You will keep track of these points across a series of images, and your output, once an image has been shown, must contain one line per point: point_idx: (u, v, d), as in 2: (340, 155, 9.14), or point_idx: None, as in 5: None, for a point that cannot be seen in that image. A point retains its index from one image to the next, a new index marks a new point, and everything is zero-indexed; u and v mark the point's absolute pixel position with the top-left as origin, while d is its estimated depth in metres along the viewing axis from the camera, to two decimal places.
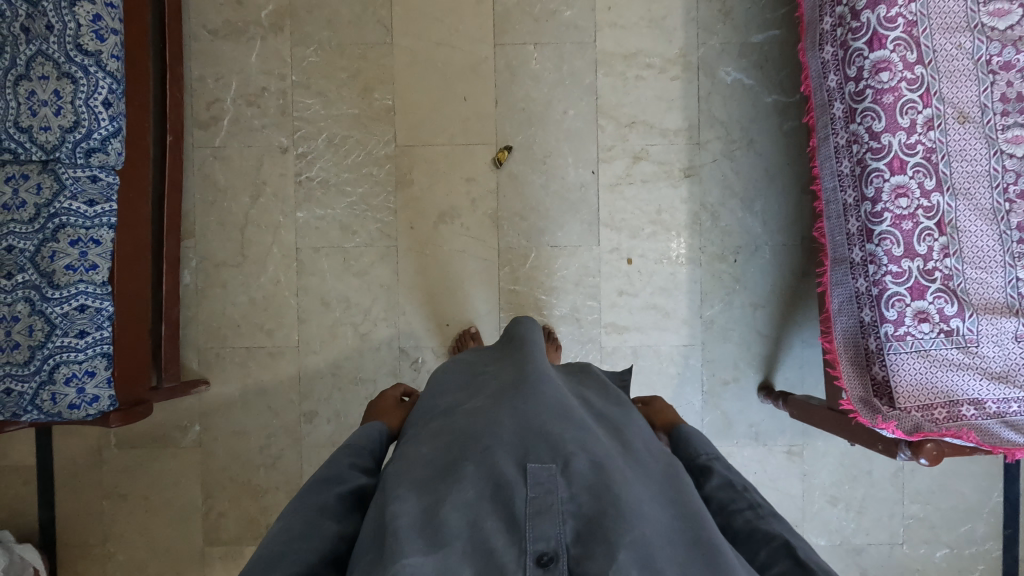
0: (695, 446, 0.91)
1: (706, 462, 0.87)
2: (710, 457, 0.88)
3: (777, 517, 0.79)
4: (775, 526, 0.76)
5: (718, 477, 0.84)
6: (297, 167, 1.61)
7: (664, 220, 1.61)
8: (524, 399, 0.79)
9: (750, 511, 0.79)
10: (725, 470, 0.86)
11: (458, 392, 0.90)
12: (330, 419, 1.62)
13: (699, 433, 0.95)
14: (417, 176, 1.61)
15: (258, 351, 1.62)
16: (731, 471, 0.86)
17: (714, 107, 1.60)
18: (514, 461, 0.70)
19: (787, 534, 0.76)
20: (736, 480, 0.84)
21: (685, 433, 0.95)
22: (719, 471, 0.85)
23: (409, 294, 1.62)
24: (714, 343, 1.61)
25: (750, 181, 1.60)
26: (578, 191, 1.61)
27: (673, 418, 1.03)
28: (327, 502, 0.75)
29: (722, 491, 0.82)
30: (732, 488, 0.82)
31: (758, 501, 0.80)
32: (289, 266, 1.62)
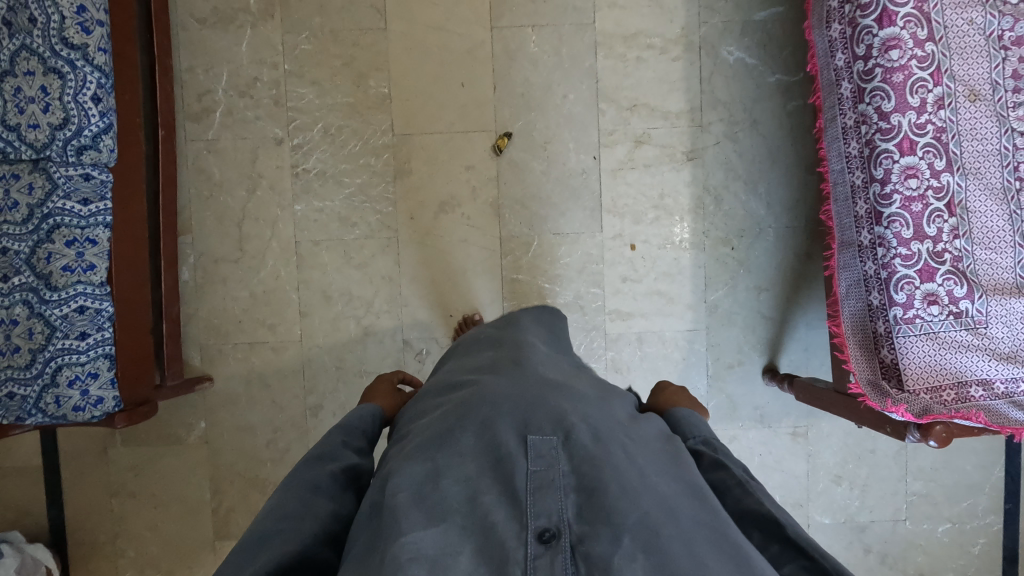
0: (688, 430, 0.89)
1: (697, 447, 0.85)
2: (701, 442, 0.86)
3: (770, 498, 0.77)
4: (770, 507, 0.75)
5: (709, 462, 0.82)
6: (293, 158, 1.58)
7: (666, 204, 1.59)
8: (524, 377, 0.80)
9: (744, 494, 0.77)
10: (716, 452, 0.84)
11: (459, 368, 0.91)
12: (336, 412, 1.62)
13: (695, 419, 0.92)
14: (416, 165, 1.59)
15: (261, 346, 1.61)
16: (722, 452, 0.83)
17: (717, 88, 1.57)
18: (515, 433, 0.70)
19: (783, 514, 0.75)
20: (726, 461, 0.82)
21: (675, 418, 0.93)
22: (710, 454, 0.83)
23: (411, 286, 1.60)
24: (718, 328, 1.61)
25: (754, 164, 1.58)
26: (579, 177, 1.58)
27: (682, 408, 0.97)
28: (321, 480, 0.74)
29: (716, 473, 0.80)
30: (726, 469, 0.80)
31: (752, 483, 0.79)
32: (288, 260, 1.60)
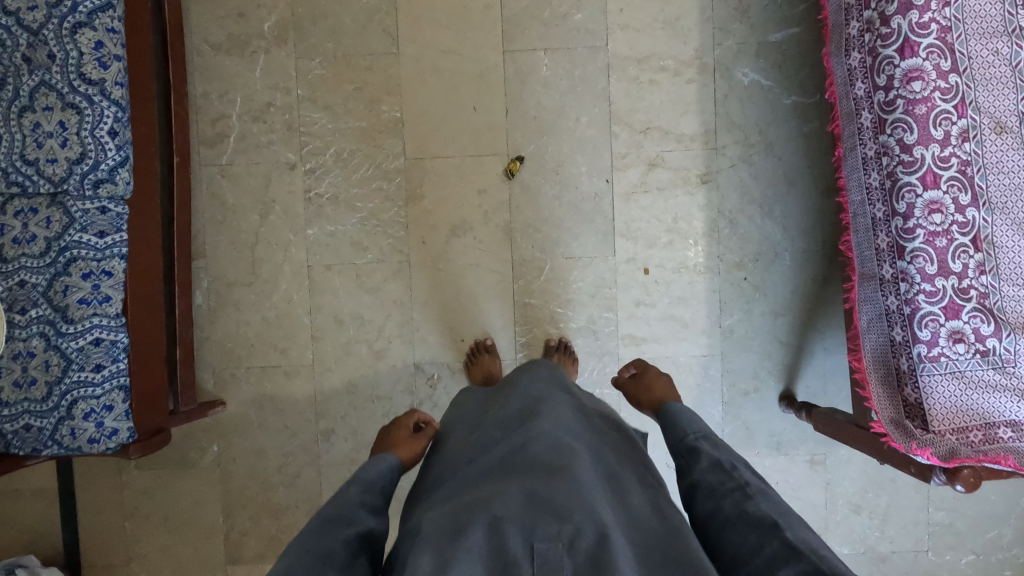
0: (685, 425, 0.97)
1: (693, 445, 0.92)
2: (695, 438, 0.93)
3: (769, 493, 0.81)
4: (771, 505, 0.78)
5: (705, 459, 0.88)
6: (306, 183, 1.59)
7: (680, 228, 1.57)
8: (534, 471, 0.78)
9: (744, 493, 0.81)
10: (711, 448, 0.90)
11: (468, 447, 0.89)
12: (348, 437, 1.62)
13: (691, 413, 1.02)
14: (428, 189, 1.58)
15: (273, 370, 1.61)
16: (717, 450, 0.90)
17: (732, 110, 1.55)
18: (523, 540, 0.68)
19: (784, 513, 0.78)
20: (722, 459, 0.88)
21: (672, 416, 1.02)
22: (705, 451, 0.90)
23: (423, 310, 1.60)
24: (733, 353, 1.59)
25: (769, 187, 1.56)
26: (592, 201, 1.57)
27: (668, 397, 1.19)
28: (333, 547, 0.73)
29: (715, 474, 0.86)
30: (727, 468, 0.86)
31: (750, 482, 0.82)
32: (300, 284, 1.60)
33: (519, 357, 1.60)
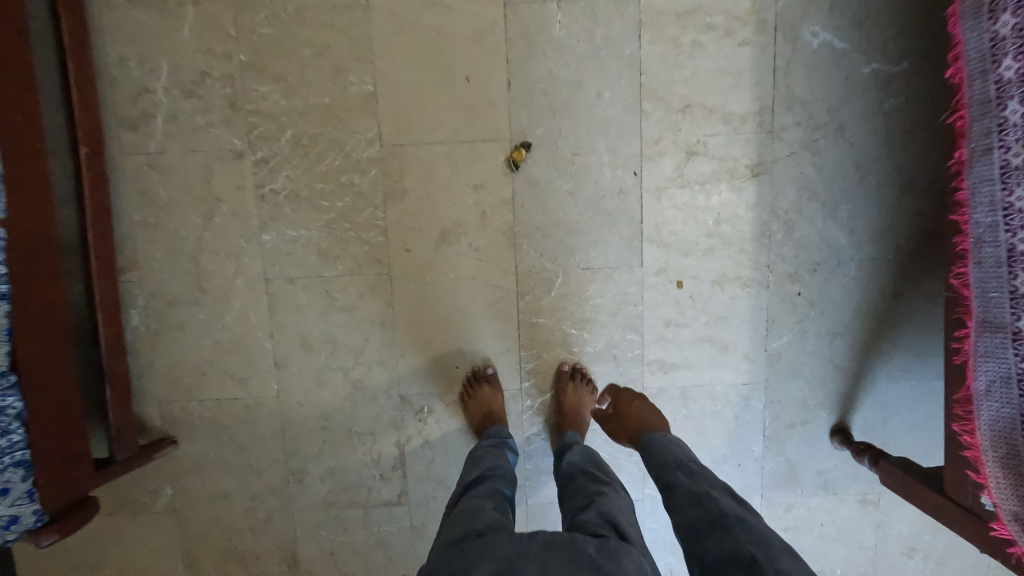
0: (666, 455, 1.06)
1: (675, 484, 1.00)
2: (677, 472, 1.01)
3: (739, 512, 0.91)
4: (740, 523, 0.88)
5: (683, 497, 0.96)
6: (257, 177, 1.27)
7: (723, 232, 1.28)
8: None
9: (726, 531, 0.88)
10: (688, 483, 0.98)
11: None
12: (325, 478, 1.38)
13: (670, 442, 1.10)
14: (411, 184, 1.27)
15: (231, 403, 1.35)
16: (696, 484, 0.97)
17: (795, 82, 1.22)
18: None
19: (770, 551, 0.84)
20: (702, 494, 0.95)
21: (651, 450, 1.10)
22: (685, 488, 0.98)
23: (409, 332, 1.32)
24: (780, 380, 1.34)
25: (836, 181, 1.25)
26: (615, 198, 1.26)
27: (647, 423, 1.19)
28: None
29: (700, 516, 0.92)
30: (709, 504, 0.93)
31: (725, 510, 0.91)
32: (258, 302, 1.31)
33: (526, 386, 1.35)
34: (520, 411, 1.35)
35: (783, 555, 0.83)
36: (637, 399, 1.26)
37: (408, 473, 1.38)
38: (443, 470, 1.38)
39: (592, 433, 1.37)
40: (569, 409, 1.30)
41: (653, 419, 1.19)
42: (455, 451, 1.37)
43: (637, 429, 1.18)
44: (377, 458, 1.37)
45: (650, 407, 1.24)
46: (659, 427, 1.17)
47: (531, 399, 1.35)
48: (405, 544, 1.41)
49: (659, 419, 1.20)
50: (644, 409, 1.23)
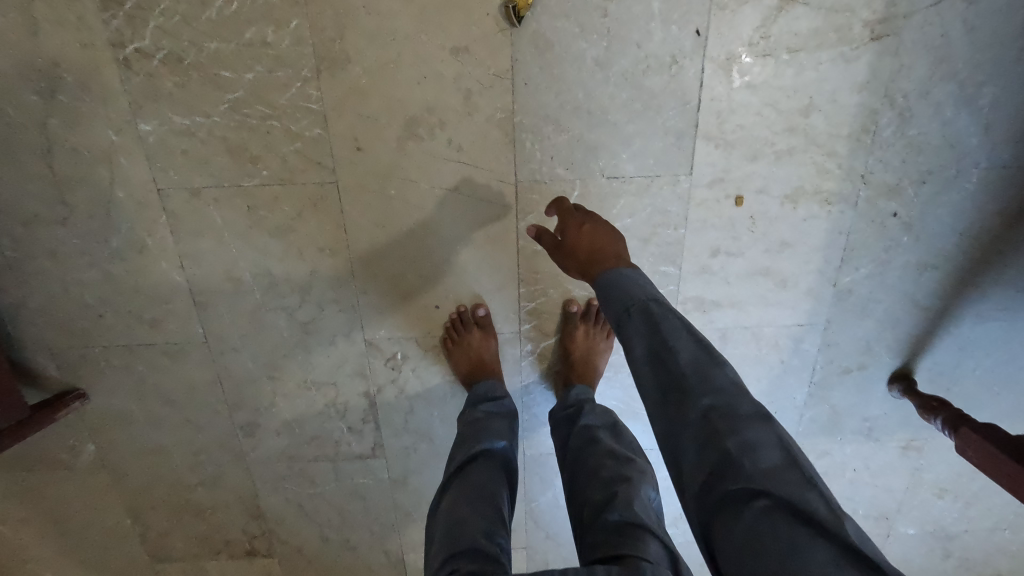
0: (623, 289, 0.75)
1: (629, 326, 0.72)
2: (631, 312, 0.72)
3: (701, 368, 0.65)
4: (702, 384, 0.64)
5: (642, 348, 0.70)
6: (112, 28, 0.80)
7: (812, 125, 0.89)
8: None
9: (682, 395, 0.65)
10: (644, 327, 0.70)
11: None
12: (280, 431, 1.14)
13: (635, 275, 0.78)
14: (356, 45, 0.83)
15: (146, 350, 1.05)
16: (651, 330, 0.70)
17: None
18: None
19: (738, 419, 0.61)
20: (658, 343, 0.68)
21: (608, 282, 0.77)
22: (639, 334, 0.71)
23: (370, 263, 0.98)
24: (844, 321, 1.07)
25: (990, 48, 0.85)
26: (665, 72, 0.85)
27: (604, 250, 0.81)
28: None
29: (655, 376, 0.68)
30: (665, 360, 0.67)
31: (685, 368, 0.66)
32: (153, 221, 0.93)
33: (525, 327, 1.06)
34: (517, 357, 1.08)
35: (753, 426, 0.60)
36: (587, 216, 0.85)
37: (381, 425, 1.14)
38: (424, 423, 1.14)
39: (604, 381, 1.12)
40: (578, 360, 1.05)
41: (611, 245, 0.81)
42: (438, 403, 1.12)
43: (589, 257, 0.81)
44: (342, 410, 1.12)
45: (605, 228, 0.83)
46: (620, 255, 0.81)
47: (532, 343, 1.07)
48: (383, 496, 1.23)
49: (618, 240, 0.82)
50: (598, 230, 0.83)
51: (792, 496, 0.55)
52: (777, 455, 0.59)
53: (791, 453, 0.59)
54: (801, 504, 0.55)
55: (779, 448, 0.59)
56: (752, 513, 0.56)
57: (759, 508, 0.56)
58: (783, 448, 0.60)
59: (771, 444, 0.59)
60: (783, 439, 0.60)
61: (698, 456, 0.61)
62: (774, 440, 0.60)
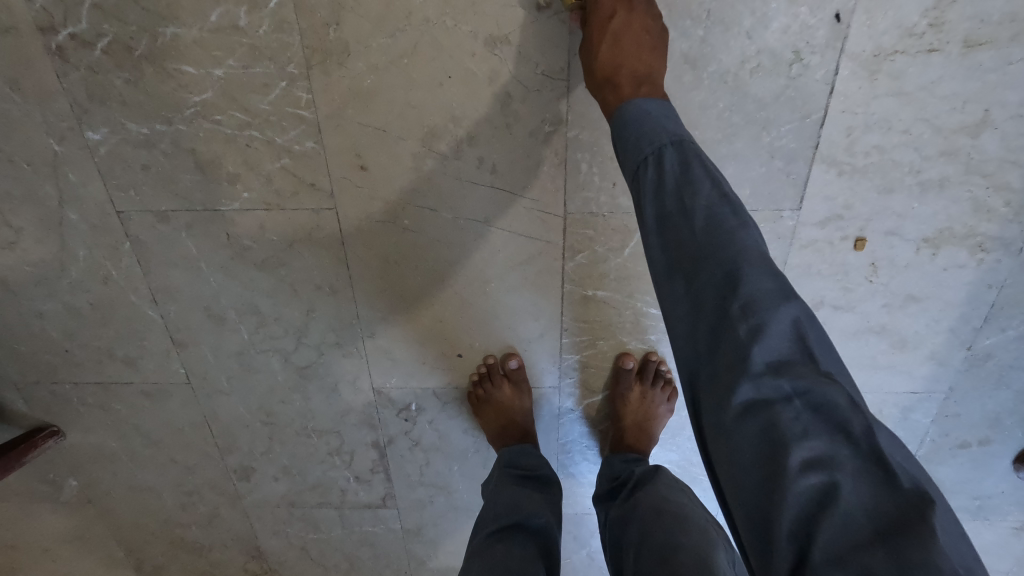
0: (638, 127, 0.51)
1: (637, 179, 0.50)
2: (644, 159, 0.50)
3: (722, 231, 0.46)
4: (717, 253, 0.46)
5: (650, 202, 0.49)
6: (39, 10, 0.61)
7: (979, 148, 0.65)
8: None
9: (691, 267, 0.47)
10: (657, 182, 0.49)
11: None
12: (278, 476, 1.00)
13: (663, 107, 0.52)
14: (358, 33, 0.62)
15: (122, 388, 0.90)
16: (665, 190, 0.48)
17: None
18: None
19: (751, 296, 0.44)
20: (671, 203, 0.48)
21: (616, 120, 0.53)
22: (647, 188, 0.50)
23: (380, 303, 0.79)
24: (972, 390, 0.84)
25: None
26: (781, 75, 0.62)
27: (628, 61, 0.55)
28: None
29: (664, 242, 0.48)
30: (678, 223, 0.48)
31: (699, 233, 0.47)
32: (116, 247, 0.76)
33: (566, 383, 0.86)
34: (555, 415, 0.89)
35: (773, 307, 0.43)
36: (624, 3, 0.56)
37: (392, 476, 0.98)
38: (442, 476, 0.98)
39: (658, 445, 0.92)
40: (630, 426, 0.85)
41: (641, 55, 0.55)
42: (458, 457, 0.95)
43: (606, 73, 0.56)
44: (347, 459, 0.96)
45: (643, 24, 0.56)
46: (650, 74, 0.55)
47: (575, 400, 0.88)
48: (395, 546, 1.08)
49: (656, 51, 0.56)
50: (630, 23, 0.56)
51: (810, 394, 0.41)
52: (792, 346, 0.43)
53: (812, 343, 0.43)
54: (821, 405, 0.41)
55: (798, 333, 0.43)
56: (760, 420, 0.42)
57: (769, 414, 0.42)
58: (803, 336, 0.44)
59: (787, 329, 0.43)
60: (806, 319, 0.43)
61: (704, 347, 0.46)
62: (793, 324, 0.43)
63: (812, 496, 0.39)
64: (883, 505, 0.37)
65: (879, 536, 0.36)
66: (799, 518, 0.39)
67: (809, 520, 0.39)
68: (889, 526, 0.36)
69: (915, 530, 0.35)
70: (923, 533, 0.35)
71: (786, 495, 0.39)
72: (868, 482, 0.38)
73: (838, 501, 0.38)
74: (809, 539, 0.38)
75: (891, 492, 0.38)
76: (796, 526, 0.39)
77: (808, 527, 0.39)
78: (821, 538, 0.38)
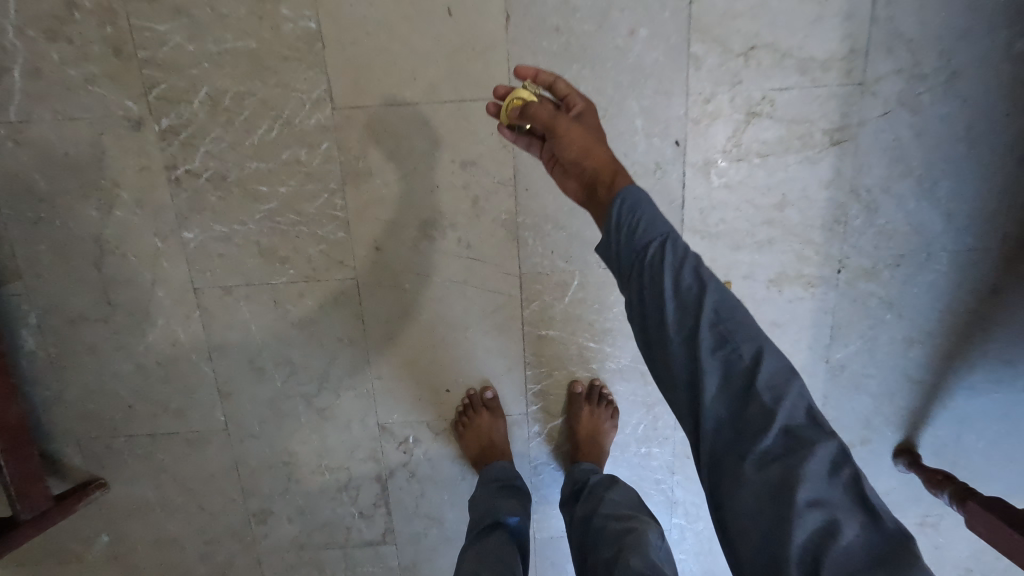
0: (648, 219, 0.65)
1: (653, 254, 0.64)
2: (657, 242, 0.64)
3: (740, 320, 0.62)
4: (739, 338, 0.61)
5: (671, 292, 0.62)
6: (167, 156, 0.93)
7: (786, 218, 0.99)
8: None
9: (717, 342, 0.62)
10: (674, 265, 0.63)
11: None
12: (292, 517, 1.15)
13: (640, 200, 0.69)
14: (378, 162, 0.95)
15: (169, 438, 1.09)
16: (684, 275, 0.63)
17: (900, 14, 0.89)
18: None
19: (769, 377, 0.60)
20: (696, 290, 0.62)
21: (623, 202, 0.66)
22: (665, 269, 0.63)
23: (387, 350, 1.05)
24: (840, 397, 1.10)
25: (937, 149, 0.96)
26: (650, 177, 0.96)
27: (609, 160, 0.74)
28: None
29: (688, 317, 0.62)
30: (704, 303, 0.62)
31: (722, 316, 0.62)
32: (188, 316, 1.01)
33: (532, 410, 1.09)
34: (526, 440, 1.11)
35: (787, 385, 0.60)
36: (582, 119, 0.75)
37: (392, 510, 1.15)
38: (435, 506, 1.15)
39: (611, 462, 1.13)
40: (583, 439, 1.06)
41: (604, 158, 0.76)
42: (448, 486, 1.13)
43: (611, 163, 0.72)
44: (354, 495, 1.14)
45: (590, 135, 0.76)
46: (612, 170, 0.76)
47: (540, 425, 1.10)
48: None
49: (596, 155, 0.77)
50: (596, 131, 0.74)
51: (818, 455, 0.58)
52: (803, 415, 0.60)
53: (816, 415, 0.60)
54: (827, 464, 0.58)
55: (804, 405, 0.60)
56: (779, 472, 0.57)
57: (787, 468, 0.57)
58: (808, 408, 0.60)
59: (796, 402, 0.60)
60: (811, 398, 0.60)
61: (730, 410, 0.61)
62: (801, 398, 0.60)
63: (817, 531, 0.55)
64: (870, 539, 0.55)
65: (869, 562, 0.53)
66: (809, 547, 0.55)
67: (817, 549, 0.55)
68: (874, 554, 0.54)
69: (897, 555, 0.53)
70: (902, 556, 0.53)
71: (799, 530, 0.55)
72: (860, 523, 0.56)
73: (837, 536, 0.55)
74: (816, 562, 0.54)
75: (877, 530, 0.55)
76: (806, 553, 0.55)
77: (814, 553, 0.55)
78: (826, 562, 0.54)
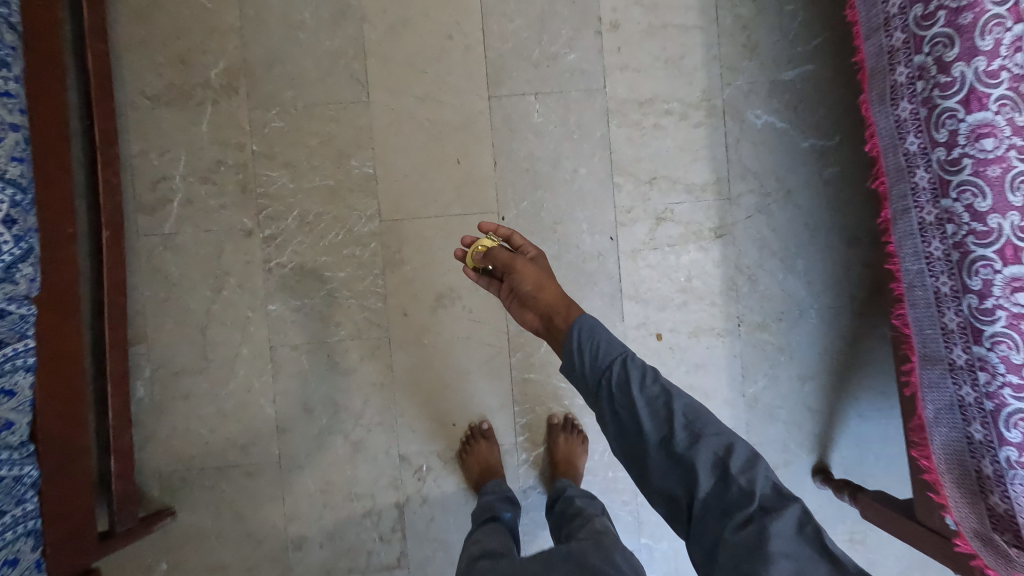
0: (615, 347, 0.97)
1: (625, 369, 0.94)
2: (623, 360, 0.95)
3: (705, 418, 0.89)
4: (707, 431, 0.87)
5: (644, 408, 0.91)
6: (265, 253, 1.37)
7: (694, 287, 1.40)
8: None
9: (691, 434, 0.88)
10: (643, 378, 0.93)
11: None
12: (322, 543, 1.38)
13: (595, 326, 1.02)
14: (408, 254, 1.39)
15: (232, 471, 1.37)
16: (653, 385, 0.92)
17: (745, 156, 1.40)
18: None
19: (741, 462, 0.84)
20: (665, 395, 0.91)
21: (581, 332, 0.99)
22: (639, 381, 0.92)
23: (408, 392, 1.38)
24: (760, 425, 1.41)
25: (789, 238, 1.41)
26: (595, 261, 1.39)
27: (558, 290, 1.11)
28: None
29: (664, 416, 0.90)
30: (672, 405, 0.90)
31: (689, 415, 0.89)
32: (262, 367, 1.37)
33: (520, 440, 1.40)
34: (517, 466, 1.39)
35: (752, 466, 0.84)
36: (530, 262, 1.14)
37: (407, 534, 1.38)
38: (442, 530, 1.39)
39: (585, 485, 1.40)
40: (561, 461, 1.35)
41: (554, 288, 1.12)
42: (454, 510, 1.39)
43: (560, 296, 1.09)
44: (376, 520, 1.38)
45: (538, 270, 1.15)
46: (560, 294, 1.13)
47: (526, 453, 1.39)
48: None
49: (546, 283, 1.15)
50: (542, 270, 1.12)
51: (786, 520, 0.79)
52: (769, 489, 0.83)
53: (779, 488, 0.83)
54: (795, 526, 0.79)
55: (770, 482, 0.83)
56: (756, 531, 0.79)
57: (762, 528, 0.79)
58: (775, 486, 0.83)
59: (764, 481, 0.83)
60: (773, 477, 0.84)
61: (715, 487, 0.84)
62: (765, 475, 0.84)
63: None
64: None
65: None
66: None
67: None
68: None
69: None
70: None
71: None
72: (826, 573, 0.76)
73: None
74: None
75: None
76: None
77: None
78: None
